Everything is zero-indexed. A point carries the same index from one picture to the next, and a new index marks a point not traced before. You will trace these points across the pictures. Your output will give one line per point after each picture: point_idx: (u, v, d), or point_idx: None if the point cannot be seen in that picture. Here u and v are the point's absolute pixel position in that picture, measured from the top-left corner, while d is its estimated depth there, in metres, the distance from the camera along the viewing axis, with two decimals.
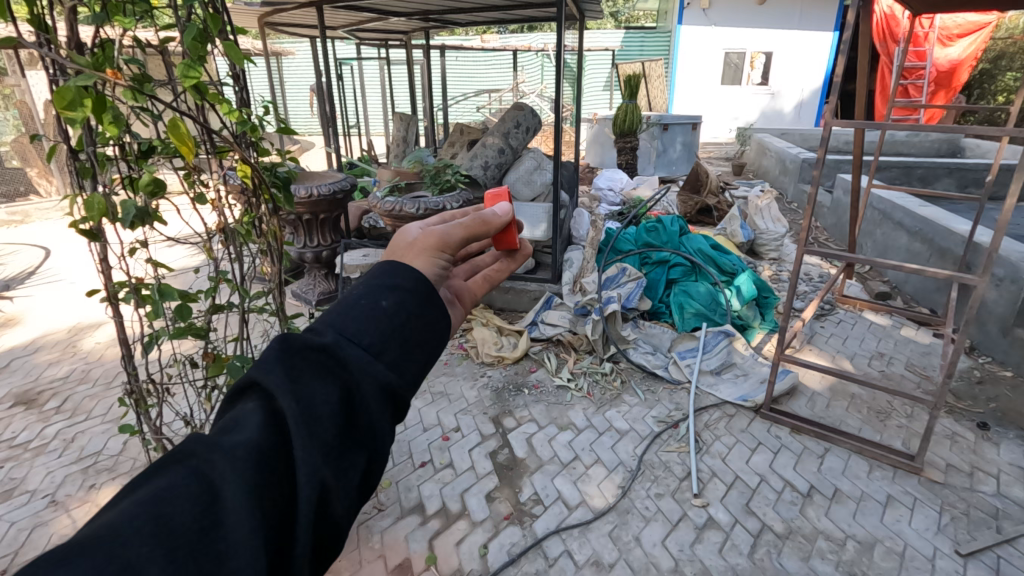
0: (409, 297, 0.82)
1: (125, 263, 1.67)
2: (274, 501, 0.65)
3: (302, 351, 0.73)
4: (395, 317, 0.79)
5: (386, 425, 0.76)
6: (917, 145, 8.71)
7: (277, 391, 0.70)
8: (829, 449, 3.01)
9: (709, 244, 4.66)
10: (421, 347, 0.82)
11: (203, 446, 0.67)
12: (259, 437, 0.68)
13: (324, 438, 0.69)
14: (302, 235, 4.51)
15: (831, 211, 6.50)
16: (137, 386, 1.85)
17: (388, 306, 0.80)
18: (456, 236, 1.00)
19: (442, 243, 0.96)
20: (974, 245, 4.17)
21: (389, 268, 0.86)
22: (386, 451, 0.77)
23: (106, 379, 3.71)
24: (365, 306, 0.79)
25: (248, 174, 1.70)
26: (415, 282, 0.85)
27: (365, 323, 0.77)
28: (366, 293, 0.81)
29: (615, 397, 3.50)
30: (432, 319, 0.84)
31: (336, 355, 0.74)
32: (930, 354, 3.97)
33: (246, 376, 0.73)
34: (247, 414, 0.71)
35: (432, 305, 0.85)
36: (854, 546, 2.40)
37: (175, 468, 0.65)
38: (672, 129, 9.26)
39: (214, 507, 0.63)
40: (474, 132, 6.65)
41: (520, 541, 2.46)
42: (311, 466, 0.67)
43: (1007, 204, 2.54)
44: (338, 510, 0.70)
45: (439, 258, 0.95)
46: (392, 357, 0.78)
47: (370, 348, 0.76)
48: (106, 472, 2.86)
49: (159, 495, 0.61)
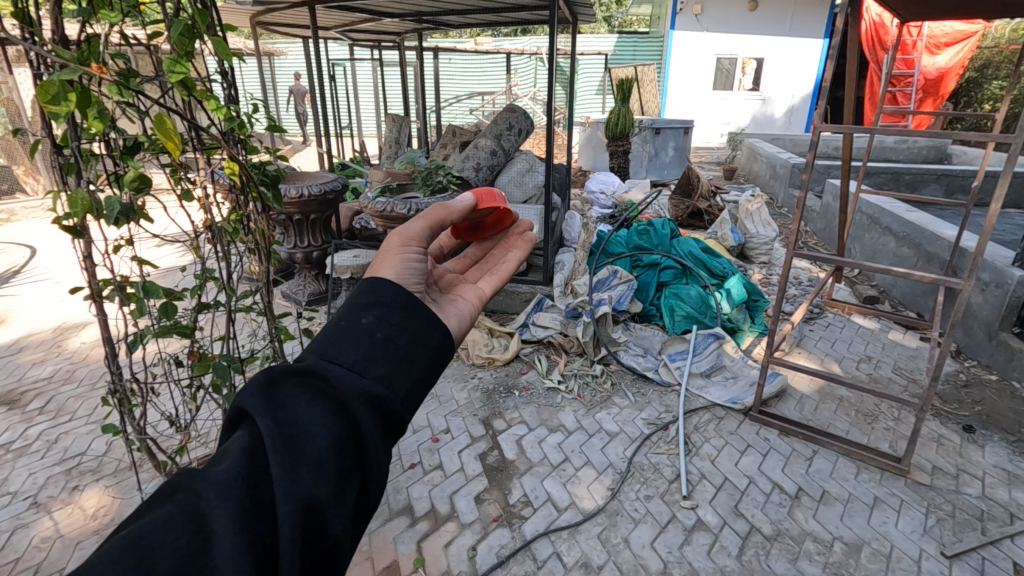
0: (390, 313, 0.85)
1: (109, 261, 1.64)
2: (262, 524, 0.66)
3: (285, 374, 0.76)
4: (375, 332, 0.83)
5: (376, 442, 0.76)
6: (905, 151, 8.82)
7: (259, 413, 0.72)
8: (818, 451, 3.03)
9: (700, 248, 4.68)
10: (408, 362, 0.83)
11: (189, 478, 0.68)
12: (244, 460, 0.69)
13: (309, 456, 0.70)
14: (293, 236, 4.48)
15: (820, 216, 6.56)
16: (121, 386, 1.81)
17: (369, 323, 0.83)
18: (421, 229, 1.07)
19: (407, 240, 1.03)
20: (960, 250, 4.22)
21: (369, 286, 0.90)
22: (379, 469, 0.77)
23: (91, 379, 3.67)
24: (345, 327, 0.82)
25: (236, 172, 1.68)
26: (395, 297, 0.88)
27: (346, 342, 0.80)
28: (347, 313, 0.84)
29: (606, 399, 3.50)
30: (416, 332, 0.86)
31: (317, 373, 0.76)
32: (917, 357, 4.00)
33: (233, 405, 0.75)
34: (234, 442, 0.72)
35: (415, 319, 0.87)
36: (841, 548, 2.42)
37: (163, 502, 0.66)
38: (664, 133, 9.32)
39: (201, 536, 0.64)
40: (467, 134, 6.66)
41: (509, 543, 2.45)
42: (298, 484, 0.68)
43: (992, 209, 2.56)
44: (335, 530, 0.70)
45: (407, 250, 1.02)
46: (377, 373, 0.80)
47: (352, 365, 0.79)
48: (90, 473, 2.82)
49: (145, 529, 0.63)
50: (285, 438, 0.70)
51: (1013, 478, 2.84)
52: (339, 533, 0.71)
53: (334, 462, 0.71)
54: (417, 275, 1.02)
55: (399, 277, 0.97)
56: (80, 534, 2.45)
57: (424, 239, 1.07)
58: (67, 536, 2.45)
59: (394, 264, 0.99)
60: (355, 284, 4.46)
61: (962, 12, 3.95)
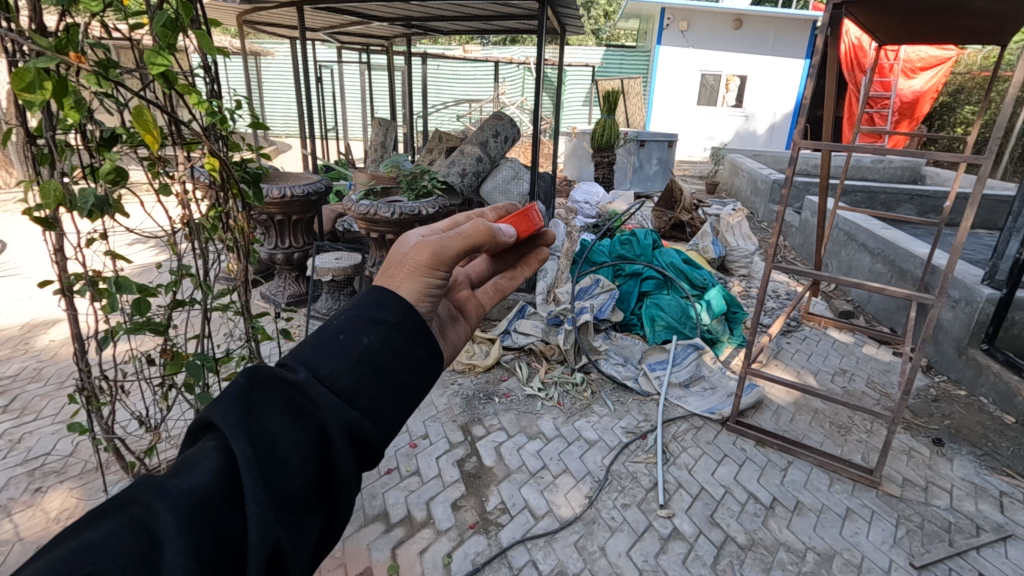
0: (394, 333, 0.79)
1: (81, 255, 1.59)
2: (222, 559, 0.61)
3: (269, 389, 0.70)
4: (375, 355, 0.75)
5: (352, 479, 0.72)
6: (881, 171, 9.07)
7: (232, 432, 0.66)
8: (792, 461, 3.07)
9: (682, 258, 4.71)
10: (399, 392, 0.77)
11: (146, 494, 0.63)
12: (211, 485, 0.64)
13: (283, 494, 0.65)
14: (274, 236, 4.44)
15: (799, 231, 6.70)
16: (89, 383, 1.74)
17: (369, 343, 0.76)
18: (456, 251, 0.94)
19: (435, 262, 0.91)
20: (932, 267, 4.35)
21: (375, 297, 0.82)
22: (349, 505, 0.73)
23: (59, 378, 3.56)
24: (343, 343, 0.75)
25: (216, 168, 1.66)
26: (401, 315, 0.80)
27: (341, 362, 0.73)
28: (347, 325, 0.77)
29: (585, 406, 3.50)
30: (419, 358, 0.80)
31: (306, 395, 0.70)
32: (889, 372, 4.08)
33: (204, 413, 0.69)
34: (204, 455, 0.67)
35: (423, 342, 0.81)
36: (813, 558, 2.44)
37: (111, 516, 0.61)
38: (648, 146, 9.44)
39: (149, 565, 0.58)
40: (453, 140, 6.66)
41: (486, 550, 2.42)
42: (266, 526, 0.63)
43: (963, 228, 2.62)
44: (294, 570, 0.67)
45: (432, 276, 0.90)
46: (367, 402, 0.74)
47: (342, 390, 0.72)
48: (54, 475, 2.74)
49: (88, 547, 0.58)
50: (262, 467, 0.65)
51: (980, 490, 2.90)
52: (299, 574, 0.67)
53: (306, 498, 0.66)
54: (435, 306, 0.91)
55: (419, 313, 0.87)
56: (41, 537, 2.38)
57: (454, 264, 0.94)
58: (27, 539, 2.37)
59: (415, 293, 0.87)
60: (336, 287, 4.43)
61: (937, 37, 4.06)
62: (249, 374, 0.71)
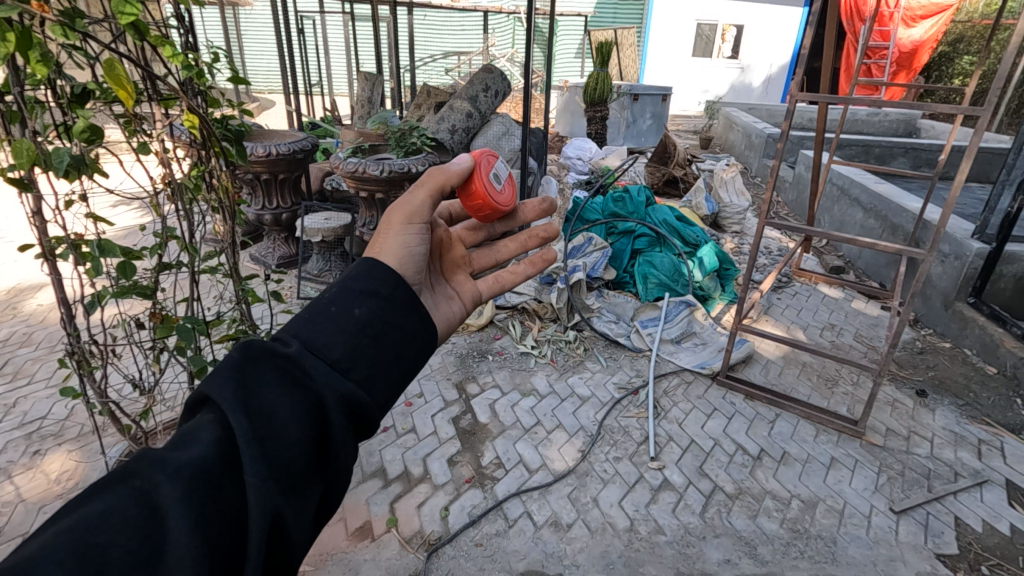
0: (380, 307, 0.86)
1: (60, 217, 1.54)
2: (223, 525, 0.65)
3: (264, 362, 0.75)
4: (363, 328, 0.83)
5: (346, 447, 0.77)
6: (876, 125, 8.97)
7: (229, 404, 0.71)
8: (780, 414, 3.14)
9: (675, 214, 4.67)
10: (388, 364, 0.84)
11: (148, 468, 0.67)
12: (211, 456, 0.68)
13: (281, 461, 0.70)
14: (261, 196, 4.36)
15: (792, 187, 6.66)
16: (80, 347, 1.72)
17: (359, 316, 0.83)
18: (424, 206, 1.15)
19: (410, 218, 1.11)
20: (924, 222, 4.37)
21: (363, 275, 0.90)
22: (345, 474, 0.78)
23: (50, 342, 3.54)
24: (333, 316, 0.82)
25: (196, 126, 1.59)
26: (388, 290, 0.89)
27: (331, 337, 0.80)
28: (337, 301, 0.85)
29: (578, 363, 3.55)
30: (403, 330, 0.87)
31: (299, 366, 0.76)
32: (877, 327, 4.14)
33: (201, 387, 0.74)
34: (202, 429, 0.71)
35: (408, 315, 0.89)
36: (798, 505, 2.53)
37: (116, 489, 0.65)
38: (642, 100, 9.24)
39: (155, 532, 0.62)
40: (442, 95, 6.48)
41: (481, 503, 2.49)
42: (265, 492, 0.67)
43: (957, 183, 2.60)
44: (293, 537, 0.70)
45: (410, 227, 1.10)
46: (358, 374, 0.80)
47: (333, 363, 0.78)
48: (52, 438, 2.76)
49: (95, 519, 0.61)
50: (259, 438, 0.69)
51: (960, 439, 3.00)
52: (299, 540, 0.71)
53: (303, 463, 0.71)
54: (417, 256, 1.08)
55: (398, 259, 1.03)
56: (43, 498, 2.41)
57: (427, 215, 1.15)
58: (29, 501, 2.40)
59: (398, 244, 1.06)
60: (326, 248, 4.38)
61: None
62: (243, 351, 0.76)
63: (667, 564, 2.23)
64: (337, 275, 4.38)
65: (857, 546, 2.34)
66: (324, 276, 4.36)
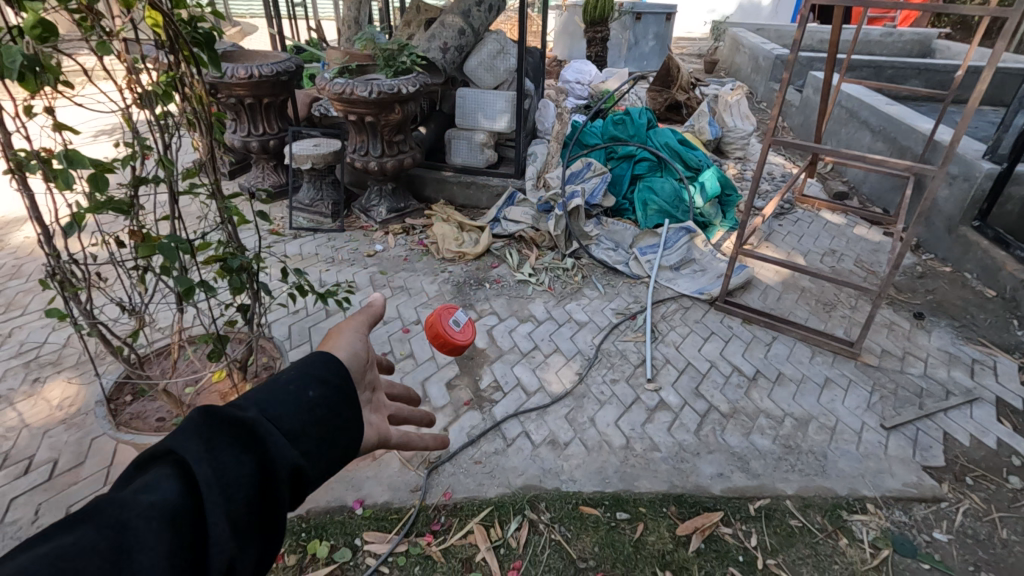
0: (331, 387, 0.93)
1: (23, 127, 1.44)
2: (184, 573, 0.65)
3: (223, 427, 0.77)
4: (316, 406, 0.89)
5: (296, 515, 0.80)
6: (890, 46, 8.56)
7: (194, 458, 0.72)
8: (776, 337, 3.15)
9: (677, 138, 4.51)
10: (334, 438, 0.89)
11: (111, 507, 0.65)
12: (174, 503, 0.69)
13: (242, 516, 0.72)
14: (245, 123, 4.18)
15: (799, 110, 6.42)
16: (59, 267, 1.63)
17: (314, 395, 0.89)
18: None
19: None
20: (934, 144, 4.22)
21: (318, 357, 0.96)
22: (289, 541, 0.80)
23: (40, 274, 3.49)
24: (291, 394, 0.88)
25: (160, 24, 1.46)
26: (338, 373, 0.96)
27: (288, 411, 0.85)
28: (295, 379, 0.90)
29: (576, 290, 3.52)
30: (349, 412, 0.93)
31: (256, 431, 0.79)
32: (878, 252, 4.10)
33: (160, 444, 0.74)
34: (161, 476, 0.71)
35: (355, 397, 0.96)
36: (791, 422, 2.58)
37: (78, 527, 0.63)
38: (645, 19, 8.74)
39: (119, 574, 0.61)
40: (433, 12, 6.09)
41: (480, 423, 2.53)
42: (225, 547, 0.68)
43: (973, 101, 2.42)
44: None
45: None
46: (306, 447, 0.84)
47: (287, 433, 0.83)
48: (51, 366, 2.76)
49: (58, 554, 0.59)
50: (222, 488, 0.71)
51: (953, 359, 3.03)
52: None
53: (259, 519, 0.74)
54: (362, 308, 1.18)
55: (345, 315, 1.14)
56: (46, 423, 2.44)
57: None
58: (33, 425, 2.44)
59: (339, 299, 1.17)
60: (317, 176, 4.24)
61: None
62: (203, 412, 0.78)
63: (662, 478, 2.29)
64: (330, 204, 4.27)
65: (846, 460, 2.40)
66: (316, 206, 4.26)
